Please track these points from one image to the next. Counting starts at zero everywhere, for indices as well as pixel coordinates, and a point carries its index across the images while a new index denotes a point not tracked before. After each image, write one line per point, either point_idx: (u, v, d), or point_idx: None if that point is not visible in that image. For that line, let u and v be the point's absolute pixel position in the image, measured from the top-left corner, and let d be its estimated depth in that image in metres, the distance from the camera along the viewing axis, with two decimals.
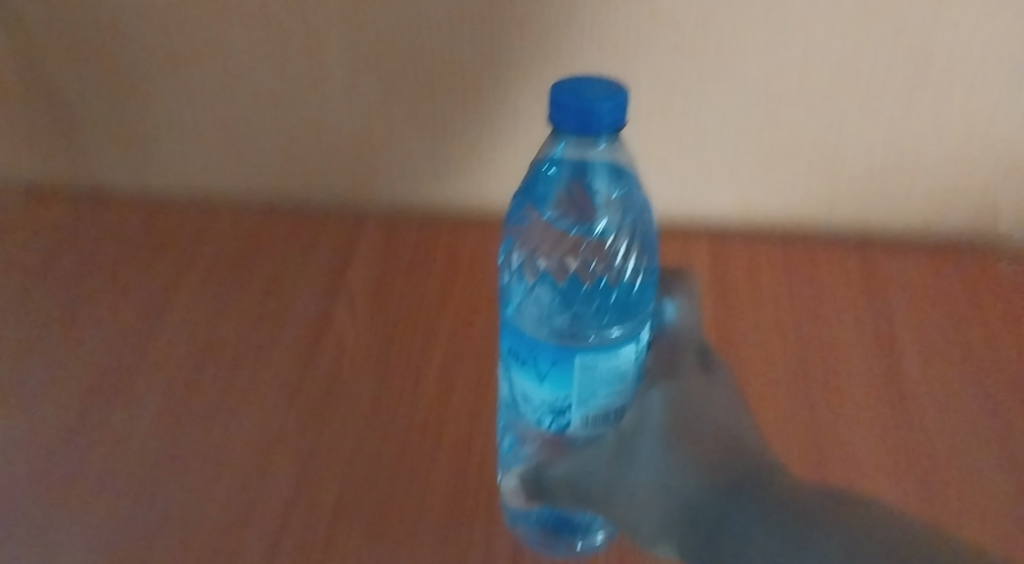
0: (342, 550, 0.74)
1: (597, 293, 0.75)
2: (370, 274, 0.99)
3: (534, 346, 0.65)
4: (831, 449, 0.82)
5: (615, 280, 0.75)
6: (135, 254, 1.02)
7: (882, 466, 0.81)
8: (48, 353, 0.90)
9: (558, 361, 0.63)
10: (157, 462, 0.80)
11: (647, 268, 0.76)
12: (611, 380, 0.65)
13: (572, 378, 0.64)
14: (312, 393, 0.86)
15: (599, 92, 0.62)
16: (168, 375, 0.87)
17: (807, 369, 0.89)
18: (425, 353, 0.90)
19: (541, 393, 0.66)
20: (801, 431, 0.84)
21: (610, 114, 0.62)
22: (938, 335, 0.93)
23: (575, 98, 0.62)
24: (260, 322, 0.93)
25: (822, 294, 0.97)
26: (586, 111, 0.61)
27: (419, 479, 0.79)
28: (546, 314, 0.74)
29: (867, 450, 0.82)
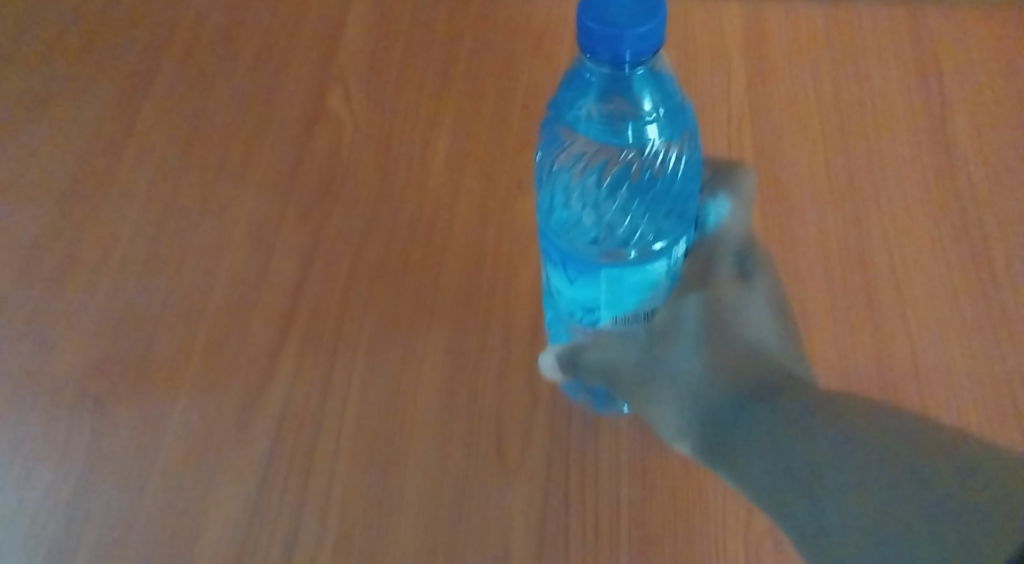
0: (352, 339, 0.68)
1: (636, 186, 0.57)
2: (366, 38, 0.85)
3: (560, 252, 0.53)
4: (878, 291, 0.67)
5: (657, 172, 0.56)
6: (111, 38, 0.87)
7: (941, 293, 0.67)
8: (41, 111, 0.82)
9: (583, 272, 0.52)
10: (155, 242, 0.74)
11: (692, 156, 0.57)
12: (642, 288, 0.53)
13: (597, 289, 0.52)
14: (312, 172, 0.77)
15: (631, 11, 0.46)
16: (165, 145, 0.79)
17: (842, 141, 0.74)
18: (431, 132, 0.79)
19: (569, 292, 0.54)
20: (847, 241, 0.70)
21: (646, 39, 0.46)
22: (995, 74, 0.77)
23: (605, 25, 0.46)
24: (241, 121, 0.81)
25: (865, 65, 0.79)
26: (613, 47, 0.46)
27: (431, 267, 0.71)
28: (583, 217, 0.58)
29: (906, 284, 0.68)
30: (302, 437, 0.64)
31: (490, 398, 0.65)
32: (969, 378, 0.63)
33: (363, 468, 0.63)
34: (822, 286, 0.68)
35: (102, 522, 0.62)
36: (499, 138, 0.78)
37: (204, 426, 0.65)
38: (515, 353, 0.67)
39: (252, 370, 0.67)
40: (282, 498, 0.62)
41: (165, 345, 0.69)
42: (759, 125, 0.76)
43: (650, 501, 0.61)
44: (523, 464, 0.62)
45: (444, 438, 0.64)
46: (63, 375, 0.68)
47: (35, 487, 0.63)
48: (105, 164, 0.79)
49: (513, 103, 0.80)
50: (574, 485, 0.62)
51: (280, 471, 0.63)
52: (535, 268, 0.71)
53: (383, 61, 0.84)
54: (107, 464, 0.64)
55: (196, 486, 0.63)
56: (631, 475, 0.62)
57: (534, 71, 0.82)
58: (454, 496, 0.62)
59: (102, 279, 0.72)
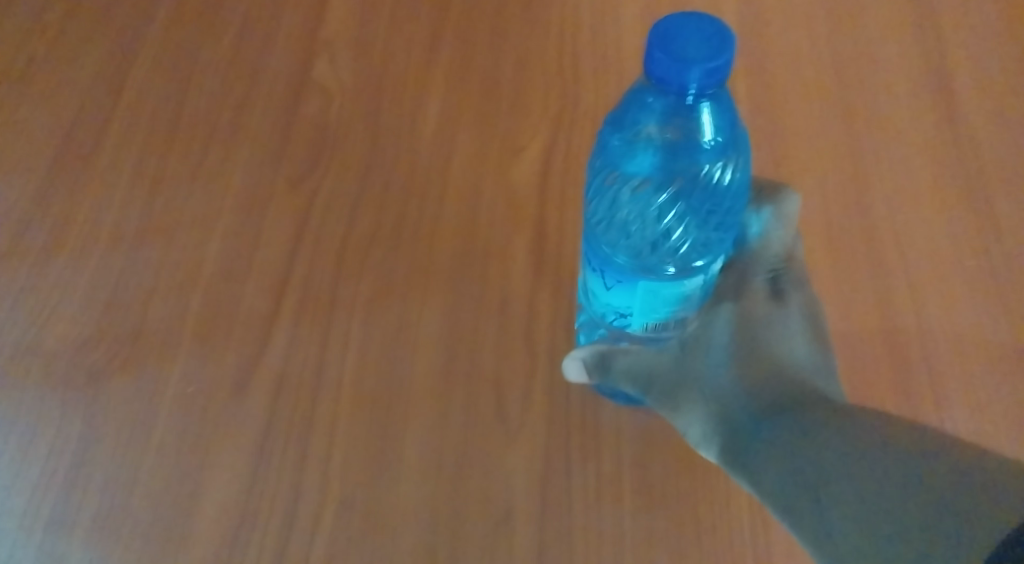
0: (347, 307, 0.67)
1: (686, 207, 0.54)
2: (353, 5, 0.84)
3: (600, 259, 0.52)
4: (878, 234, 0.65)
5: (711, 189, 0.53)
6: (88, 15, 0.84)
7: (942, 235, 0.65)
8: (24, 83, 0.80)
9: (621, 281, 0.51)
10: (145, 215, 0.73)
11: (743, 174, 0.54)
12: (677, 303, 0.52)
13: (632, 300, 0.52)
14: (302, 142, 0.76)
15: (701, 43, 0.44)
16: (153, 117, 0.78)
17: (839, 87, 0.72)
18: (421, 99, 0.77)
19: (602, 299, 0.53)
20: (847, 186, 0.67)
21: (705, 79, 0.44)
22: (986, 17, 0.76)
23: (675, 59, 0.43)
24: (226, 101, 0.79)
25: (859, 13, 0.77)
26: (680, 82, 0.44)
27: (425, 233, 0.70)
28: (631, 234, 0.55)
29: (907, 227, 0.65)
30: (300, 405, 0.63)
31: (488, 363, 0.64)
32: (971, 320, 0.62)
33: (361, 435, 0.62)
34: (821, 229, 0.65)
35: (90, 510, 0.61)
36: (491, 103, 0.77)
37: (200, 397, 0.64)
38: (512, 318, 0.66)
39: (247, 340, 0.66)
40: (282, 467, 0.61)
41: (159, 317, 0.68)
42: (754, 71, 0.73)
43: (651, 463, 0.60)
44: (523, 427, 0.62)
45: (443, 403, 0.63)
46: (56, 348, 0.66)
47: (24, 477, 0.62)
48: (91, 136, 0.77)
49: (504, 67, 0.79)
50: (574, 447, 0.61)
51: (278, 440, 0.62)
52: (531, 232, 0.70)
53: (371, 28, 0.82)
54: (104, 437, 0.63)
55: (194, 458, 0.62)
56: (630, 437, 0.61)
57: (525, 35, 0.81)
58: (453, 461, 0.61)
59: (92, 252, 0.71)
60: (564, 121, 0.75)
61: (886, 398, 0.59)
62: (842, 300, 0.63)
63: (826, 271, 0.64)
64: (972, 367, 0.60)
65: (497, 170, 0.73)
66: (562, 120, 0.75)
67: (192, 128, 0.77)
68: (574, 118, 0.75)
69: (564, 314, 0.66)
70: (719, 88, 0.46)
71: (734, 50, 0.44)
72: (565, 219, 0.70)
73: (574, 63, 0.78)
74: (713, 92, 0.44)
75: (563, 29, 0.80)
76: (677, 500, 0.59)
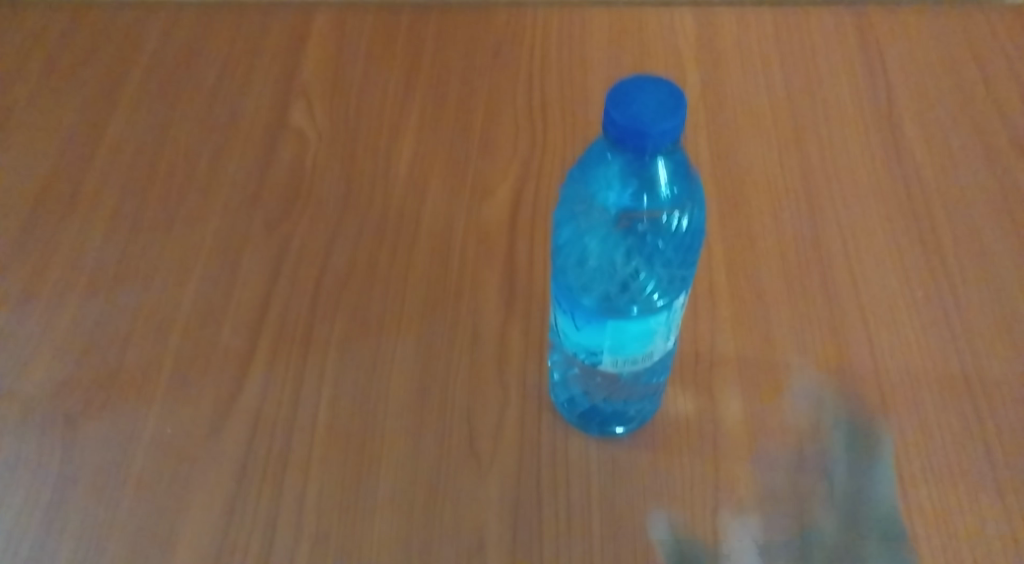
0: (321, 347, 0.68)
1: (650, 249, 0.55)
2: (328, 54, 0.86)
3: (569, 300, 0.51)
4: (832, 267, 0.67)
5: (669, 234, 0.54)
6: (68, 66, 0.87)
7: (894, 266, 0.67)
8: (5, 131, 0.82)
9: (590, 321, 0.50)
10: (122, 260, 0.74)
11: (697, 218, 0.56)
12: (646, 339, 0.51)
13: (602, 338, 0.51)
14: (278, 187, 0.78)
15: (656, 105, 0.46)
16: (131, 165, 0.80)
17: (793, 128, 0.75)
18: (394, 144, 0.80)
19: (572, 339, 0.53)
20: (802, 219, 0.70)
21: (660, 136, 0.46)
22: (932, 61, 0.79)
23: (633, 120, 0.45)
24: (203, 147, 0.81)
25: (811, 58, 0.80)
26: (638, 141, 0.46)
27: (397, 274, 0.72)
28: (597, 277, 0.55)
29: (861, 259, 0.68)
30: (274, 446, 0.64)
31: (460, 398, 0.66)
32: (923, 348, 0.63)
33: (335, 472, 0.63)
34: (778, 265, 0.68)
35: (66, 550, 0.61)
36: (461, 147, 0.79)
37: (177, 436, 0.65)
38: (483, 355, 0.68)
39: (222, 382, 0.67)
40: (257, 506, 0.62)
41: (135, 361, 0.69)
42: (712, 116, 0.77)
43: (620, 492, 0.60)
44: (494, 460, 0.63)
45: (415, 440, 0.64)
46: (34, 393, 0.68)
47: (1, 519, 0.62)
48: (70, 184, 0.79)
49: (474, 112, 0.81)
50: (545, 478, 0.62)
51: (253, 478, 0.63)
52: (501, 271, 0.72)
53: (345, 76, 0.85)
54: (80, 480, 0.64)
55: (170, 498, 0.63)
56: (600, 466, 0.62)
57: (494, 81, 0.83)
58: (427, 496, 0.62)
59: (69, 297, 0.72)
60: (532, 163, 0.77)
61: (842, 427, 0.61)
62: (800, 332, 0.65)
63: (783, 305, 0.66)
64: (925, 392, 0.62)
65: (468, 211, 0.75)
66: (530, 161, 0.78)
67: (170, 173, 0.79)
68: (542, 159, 0.78)
69: (535, 349, 0.68)
70: (672, 144, 0.48)
71: (686, 110, 0.46)
72: (534, 258, 0.72)
73: (541, 106, 0.81)
74: (666, 147, 0.46)
75: (531, 74, 0.83)
76: (651, 527, 0.59)
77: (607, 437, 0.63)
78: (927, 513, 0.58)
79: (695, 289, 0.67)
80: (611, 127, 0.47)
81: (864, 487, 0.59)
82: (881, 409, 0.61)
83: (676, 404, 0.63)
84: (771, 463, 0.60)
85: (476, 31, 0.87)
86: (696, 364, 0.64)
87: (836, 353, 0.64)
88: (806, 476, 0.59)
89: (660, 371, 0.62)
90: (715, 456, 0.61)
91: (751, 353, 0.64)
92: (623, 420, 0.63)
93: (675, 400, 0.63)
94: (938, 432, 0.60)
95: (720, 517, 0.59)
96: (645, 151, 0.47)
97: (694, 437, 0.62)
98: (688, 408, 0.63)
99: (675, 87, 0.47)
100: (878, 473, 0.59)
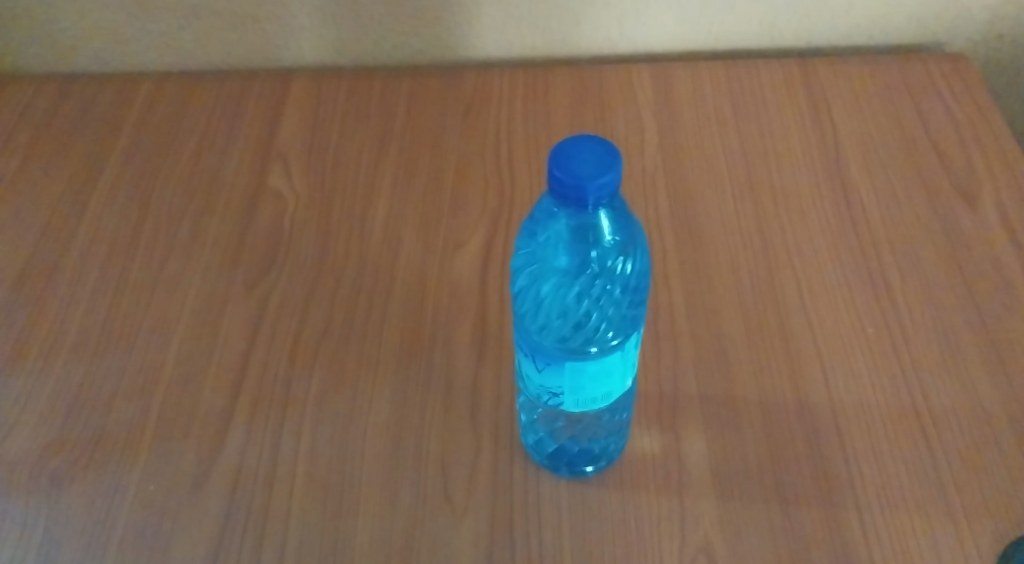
0: (300, 400, 0.71)
1: (600, 292, 0.58)
2: (304, 119, 0.90)
3: (529, 344, 0.54)
4: (787, 307, 0.71)
5: (617, 277, 0.58)
6: (54, 135, 0.90)
7: (845, 304, 0.70)
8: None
9: (550, 363, 0.53)
10: (107, 321, 0.77)
11: (642, 261, 0.59)
12: (603, 378, 0.54)
13: (562, 379, 0.53)
14: (257, 247, 0.81)
15: (592, 162, 0.49)
16: (115, 230, 0.83)
17: (747, 178, 0.79)
18: (369, 202, 0.83)
19: (534, 381, 0.55)
20: (758, 259, 0.74)
21: (600, 190, 0.49)
22: (874, 104, 0.84)
23: (572, 176, 0.49)
24: (186, 208, 0.84)
25: (762, 111, 0.85)
26: (579, 195, 0.49)
27: (373, 326, 0.75)
28: (553, 321, 0.58)
29: (814, 298, 0.71)
30: (257, 494, 0.66)
31: (435, 445, 0.68)
32: (875, 382, 0.66)
33: (314, 520, 0.65)
34: (735, 307, 0.71)
35: None
36: (433, 204, 0.82)
37: (161, 488, 0.67)
38: (457, 398, 0.70)
39: (206, 433, 0.70)
40: (238, 557, 0.64)
41: (120, 419, 0.71)
42: (669, 168, 0.80)
43: (590, 529, 0.62)
44: (469, 504, 0.65)
45: (392, 487, 0.66)
46: (20, 454, 0.69)
47: None
48: (55, 250, 0.81)
49: (445, 170, 0.85)
50: (517, 519, 0.63)
51: (235, 530, 0.65)
52: (473, 321, 0.74)
53: (320, 139, 0.88)
54: (65, 537, 0.65)
55: (153, 553, 0.65)
56: (571, 503, 0.64)
57: (463, 140, 0.87)
58: (403, 541, 0.64)
59: (55, 360, 0.74)
60: (501, 213, 0.81)
61: (800, 459, 0.64)
62: (758, 370, 0.68)
63: (742, 344, 0.69)
64: (880, 419, 0.65)
65: (440, 260, 0.78)
66: (499, 211, 0.81)
67: (153, 234, 0.82)
68: (510, 211, 0.81)
69: (506, 394, 0.70)
70: (612, 196, 0.51)
71: (621, 165, 0.50)
72: (504, 307, 0.75)
73: (509, 162, 0.85)
74: (604, 200, 0.50)
75: (499, 132, 0.87)
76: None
77: (576, 477, 0.65)
78: (883, 540, 0.60)
79: (658, 331, 0.70)
80: (553, 185, 0.50)
81: (822, 516, 0.61)
82: (836, 440, 0.64)
83: (642, 443, 0.66)
84: (733, 497, 0.62)
85: (446, 93, 0.91)
86: (660, 400, 0.67)
87: (793, 389, 0.67)
88: (767, 508, 0.62)
89: (623, 407, 0.66)
90: (679, 491, 0.63)
91: (712, 392, 0.67)
92: (593, 460, 0.65)
93: (641, 439, 0.66)
94: (891, 461, 0.63)
95: (686, 551, 0.61)
96: (586, 205, 0.50)
97: (660, 474, 0.64)
98: (653, 446, 0.65)
99: (609, 145, 0.50)
100: (835, 502, 0.62)
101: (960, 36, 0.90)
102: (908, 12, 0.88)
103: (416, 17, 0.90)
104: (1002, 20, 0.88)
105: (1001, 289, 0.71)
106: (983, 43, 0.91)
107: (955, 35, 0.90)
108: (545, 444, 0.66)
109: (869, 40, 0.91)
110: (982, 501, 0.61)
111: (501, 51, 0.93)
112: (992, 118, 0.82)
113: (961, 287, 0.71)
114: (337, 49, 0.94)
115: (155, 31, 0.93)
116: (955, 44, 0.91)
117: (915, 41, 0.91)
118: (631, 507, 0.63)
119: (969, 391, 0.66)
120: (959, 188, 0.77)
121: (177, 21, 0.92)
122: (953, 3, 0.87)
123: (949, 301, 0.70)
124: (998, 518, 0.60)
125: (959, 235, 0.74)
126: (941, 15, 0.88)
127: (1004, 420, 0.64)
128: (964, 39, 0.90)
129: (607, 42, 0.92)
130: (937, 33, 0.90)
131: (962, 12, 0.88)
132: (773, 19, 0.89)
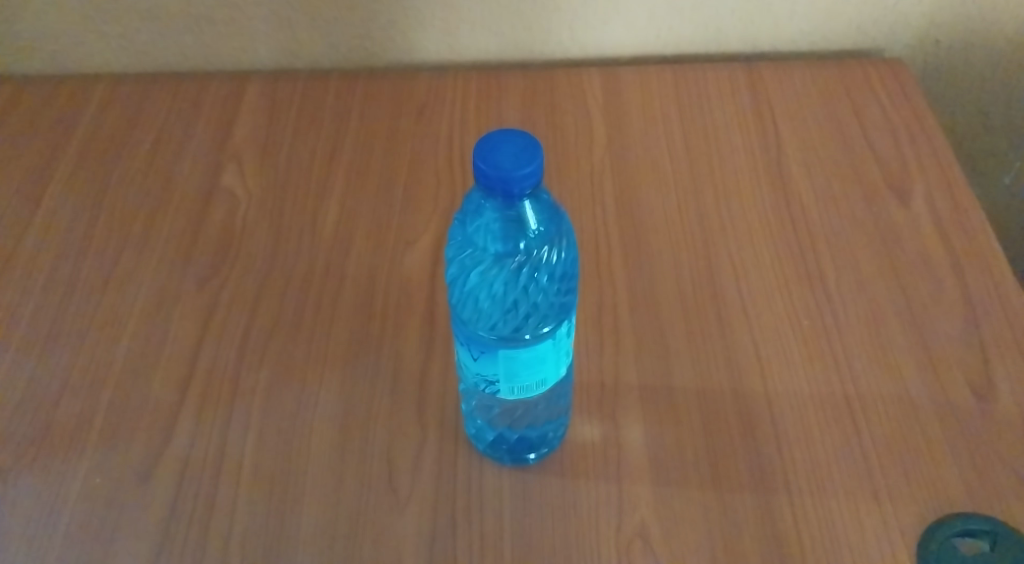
0: (248, 394, 0.71)
1: (527, 280, 0.60)
2: (258, 120, 0.91)
3: (464, 333, 0.55)
4: (725, 301, 0.72)
5: (544, 265, 0.60)
6: (8, 135, 0.90)
7: (782, 298, 0.72)
8: None
9: (484, 352, 0.54)
10: (56, 318, 0.77)
11: (569, 250, 0.61)
12: (537, 365, 0.55)
13: (497, 367, 0.55)
14: (209, 244, 0.81)
15: (515, 155, 0.51)
16: (66, 229, 0.83)
17: (690, 178, 0.81)
18: (321, 201, 0.84)
19: (471, 370, 0.56)
20: (699, 255, 0.75)
21: (523, 184, 0.51)
22: (814, 106, 0.87)
23: (496, 171, 0.50)
24: (140, 205, 0.85)
25: (706, 113, 0.87)
26: (505, 187, 0.51)
27: (323, 323, 0.75)
28: (484, 307, 0.60)
29: (752, 293, 0.73)
30: (203, 486, 0.67)
31: (381, 436, 0.69)
32: (809, 372, 0.68)
33: (259, 512, 0.65)
34: (675, 301, 0.73)
35: None
36: (384, 203, 0.83)
37: (108, 482, 0.68)
38: (404, 392, 0.71)
39: (155, 428, 0.70)
40: (182, 548, 0.64)
41: (68, 414, 0.71)
42: (616, 170, 0.82)
43: (530, 516, 0.64)
44: (412, 493, 0.65)
45: (337, 476, 0.67)
46: None
47: None
48: (7, 249, 0.82)
49: (396, 170, 0.86)
50: (460, 507, 0.64)
51: (181, 521, 0.65)
52: (421, 316, 0.75)
53: (274, 139, 0.89)
54: (10, 530, 0.65)
55: (98, 544, 0.65)
56: (512, 491, 0.65)
57: (416, 141, 0.88)
58: (347, 530, 0.64)
59: (3, 358, 0.74)
60: (452, 209, 0.82)
61: (736, 448, 0.65)
62: (696, 363, 0.69)
63: (681, 337, 0.71)
64: (811, 410, 0.66)
65: (391, 256, 0.79)
66: (449, 208, 0.82)
67: (105, 232, 0.83)
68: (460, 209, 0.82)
69: (452, 388, 0.71)
70: (537, 187, 0.53)
71: (543, 157, 0.51)
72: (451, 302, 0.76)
73: (460, 161, 0.86)
74: (527, 192, 0.51)
75: (451, 132, 0.88)
76: (563, 550, 0.62)
77: (519, 465, 0.66)
78: (811, 522, 0.62)
79: (601, 326, 0.72)
80: (479, 180, 0.51)
81: (755, 502, 0.63)
82: (770, 429, 0.66)
83: (583, 432, 0.67)
84: (669, 484, 0.64)
85: (399, 95, 0.92)
86: (601, 392, 0.69)
87: (730, 380, 0.68)
88: (701, 493, 0.63)
89: (561, 393, 0.67)
90: (618, 479, 0.64)
91: (651, 384, 0.69)
92: (533, 448, 0.67)
93: (582, 428, 0.67)
94: (822, 449, 0.65)
95: (622, 536, 0.62)
96: (511, 197, 0.51)
97: (599, 462, 0.65)
98: (594, 435, 0.67)
99: (531, 138, 0.52)
100: (768, 489, 0.63)
101: (899, 43, 0.93)
102: (849, 21, 0.91)
103: (369, 22, 0.92)
104: (938, 27, 0.91)
105: (931, 283, 0.73)
106: (921, 49, 0.94)
107: (894, 43, 0.93)
108: (486, 434, 0.67)
109: (813, 46, 0.93)
110: (907, 485, 0.63)
111: (455, 55, 0.94)
112: (926, 121, 0.85)
113: (892, 282, 0.73)
114: (293, 51, 0.95)
115: (110, 33, 0.93)
116: (894, 51, 0.94)
117: (856, 47, 0.93)
118: (572, 494, 0.64)
119: (896, 380, 0.68)
120: (891, 186, 0.80)
121: (134, 25, 0.93)
122: (891, 10, 0.90)
123: (879, 295, 0.72)
124: (922, 502, 0.62)
125: (892, 232, 0.76)
126: (880, 23, 0.91)
127: (930, 409, 0.66)
128: (902, 44, 0.93)
129: (559, 47, 0.94)
130: (877, 40, 0.93)
131: (899, 19, 0.91)
132: (719, 25, 0.91)
